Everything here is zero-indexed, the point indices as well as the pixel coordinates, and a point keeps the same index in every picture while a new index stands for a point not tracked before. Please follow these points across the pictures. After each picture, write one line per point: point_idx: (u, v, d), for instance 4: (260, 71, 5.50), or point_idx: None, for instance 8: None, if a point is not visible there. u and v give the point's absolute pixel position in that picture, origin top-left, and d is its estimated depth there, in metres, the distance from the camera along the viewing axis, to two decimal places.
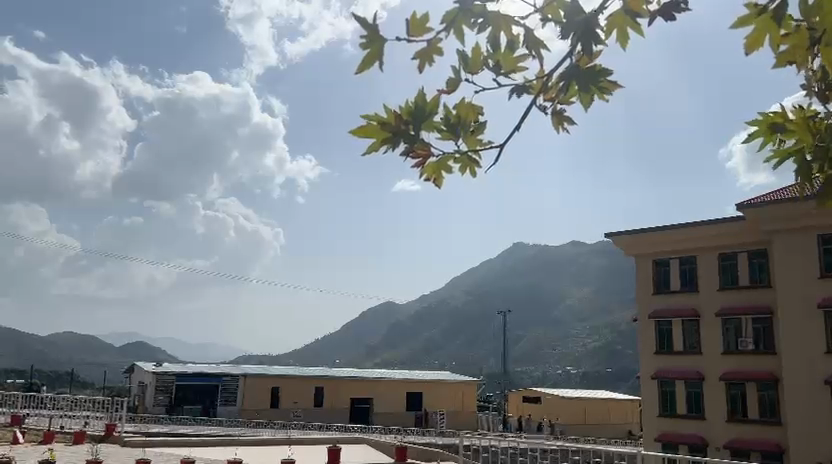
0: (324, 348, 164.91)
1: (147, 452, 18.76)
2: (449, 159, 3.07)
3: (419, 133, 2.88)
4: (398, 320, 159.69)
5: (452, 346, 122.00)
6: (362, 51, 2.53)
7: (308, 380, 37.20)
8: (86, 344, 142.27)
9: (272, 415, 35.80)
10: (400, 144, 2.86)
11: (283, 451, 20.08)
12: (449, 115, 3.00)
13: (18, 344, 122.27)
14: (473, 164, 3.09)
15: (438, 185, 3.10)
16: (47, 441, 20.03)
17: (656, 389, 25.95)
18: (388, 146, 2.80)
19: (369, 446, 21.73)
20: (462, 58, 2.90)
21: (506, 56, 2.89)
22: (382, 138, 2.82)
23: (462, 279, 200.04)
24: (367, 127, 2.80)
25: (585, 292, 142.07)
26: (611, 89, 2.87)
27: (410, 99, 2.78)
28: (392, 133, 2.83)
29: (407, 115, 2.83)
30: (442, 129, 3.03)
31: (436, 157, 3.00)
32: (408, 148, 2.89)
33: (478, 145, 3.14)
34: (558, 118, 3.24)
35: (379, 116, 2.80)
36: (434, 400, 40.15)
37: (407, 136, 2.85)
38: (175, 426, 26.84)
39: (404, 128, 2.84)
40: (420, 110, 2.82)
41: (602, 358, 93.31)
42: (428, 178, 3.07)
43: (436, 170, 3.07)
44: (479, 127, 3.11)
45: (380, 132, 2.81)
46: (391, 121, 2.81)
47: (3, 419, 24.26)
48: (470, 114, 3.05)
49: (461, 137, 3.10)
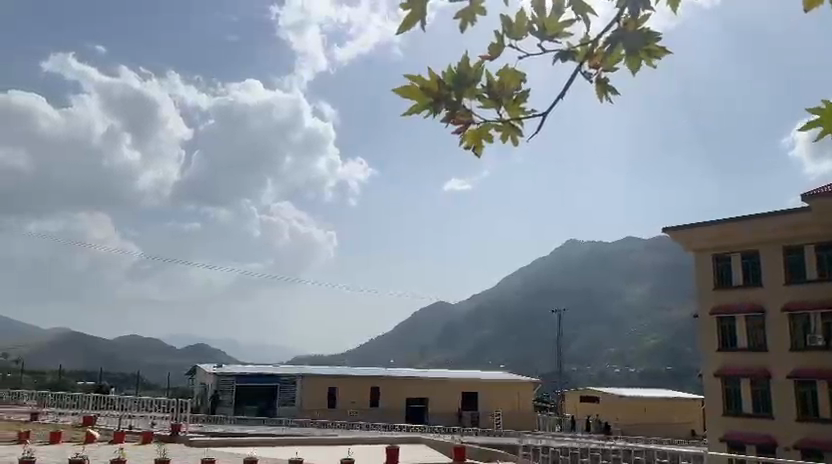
0: (378, 347, 166.26)
1: (211, 452, 19.25)
2: (491, 126, 3.03)
3: (460, 99, 2.86)
4: (451, 320, 159.74)
5: (506, 345, 121.26)
6: (404, 11, 2.48)
7: (364, 380, 37.57)
8: (151, 346, 147.16)
9: (331, 415, 36.36)
10: (439, 110, 2.81)
11: (342, 450, 20.38)
12: (490, 81, 2.93)
13: (87, 348, 127.42)
14: (514, 131, 3.04)
15: (479, 152, 3.07)
16: (117, 440, 20.85)
17: (720, 388, 25.30)
18: (426, 113, 2.73)
19: (427, 445, 21.85)
20: (506, 24, 2.86)
21: (552, 20, 2.84)
22: (422, 105, 2.77)
23: (516, 277, 198.23)
24: (407, 95, 2.70)
25: (642, 287, 139.25)
26: (659, 54, 2.82)
27: (449, 67, 2.72)
28: (431, 101, 2.78)
29: (445, 81, 2.76)
30: (484, 98, 2.99)
31: (478, 123, 2.96)
32: (449, 115, 2.86)
33: (520, 113, 3.06)
34: (601, 87, 3.12)
35: (419, 81, 2.70)
36: (490, 400, 39.98)
37: (445, 102, 2.80)
38: (238, 427, 27.49)
39: (442, 94, 2.79)
40: (462, 74, 2.79)
41: (662, 356, 91.20)
42: (469, 145, 3.03)
43: (478, 136, 3.03)
44: (522, 95, 3.02)
45: (423, 98, 2.77)
46: (432, 88, 2.76)
47: (77, 419, 25.40)
48: (513, 80, 2.97)
49: (501, 105, 3.04)
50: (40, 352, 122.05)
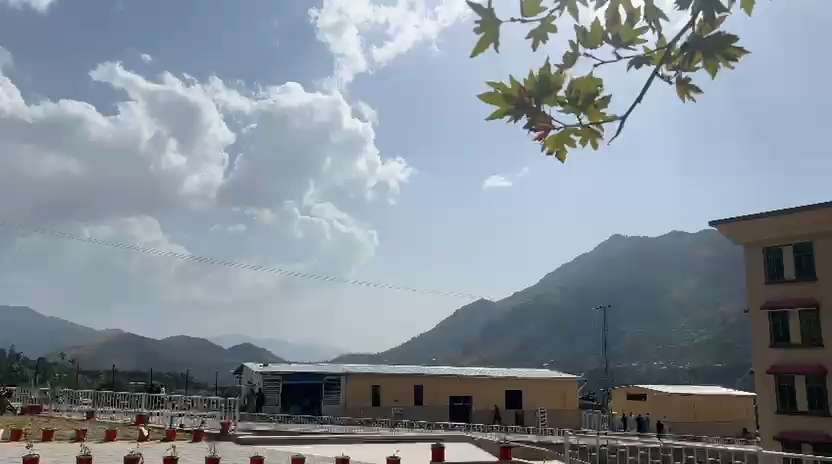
0: (421, 346, 166.41)
1: (260, 449, 19.60)
2: (571, 130, 3.21)
3: (541, 106, 3.02)
4: (494, 317, 158.86)
5: (550, 343, 120.04)
6: (479, 36, 2.73)
7: (408, 379, 37.70)
8: (199, 347, 150.21)
9: (377, 413, 36.64)
10: (522, 117, 3.01)
11: (389, 448, 20.51)
12: (570, 90, 3.10)
13: (138, 348, 130.79)
14: (595, 134, 3.24)
15: (561, 156, 3.26)
16: (170, 438, 21.40)
17: (773, 384, 24.57)
18: (509, 119, 2.95)
19: (474, 444, 21.82)
20: (582, 34, 3.05)
21: (626, 30, 3.01)
22: (506, 109, 2.96)
23: (559, 274, 196.00)
24: (491, 101, 2.92)
25: (689, 283, 136.12)
26: (737, 55, 2.93)
27: (532, 76, 2.94)
28: (513, 109, 2.97)
29: (528, 89, 2.97)
30: (563, 104, 3.14)
31: (559, 128, 3.13)
32: (530, 122, 3.03)
33: (600, 118, 3.23)
34: (682, 86, 3.30)
35: (502, 89, 2.92)
36: (535, 398, 39.68)
37: (529, 109, 2.99)
38: (285, 425, 27.92)
39: (527, 102, 2.98)
40: (542, 82, 2.97)
41: (711, 353, 89.04)
42: (552, 150, 3.23)
43: (558, 140, 3.20)
44: (600, 100, 3.18)
45: (505, 104, 2.95)
46: (513, 96, 2.94)
47: (131, 418, 26.16)
48: (591, 87, 3.13)
49: (582, 110, 3.18)
50: (94, 352, 125.88)
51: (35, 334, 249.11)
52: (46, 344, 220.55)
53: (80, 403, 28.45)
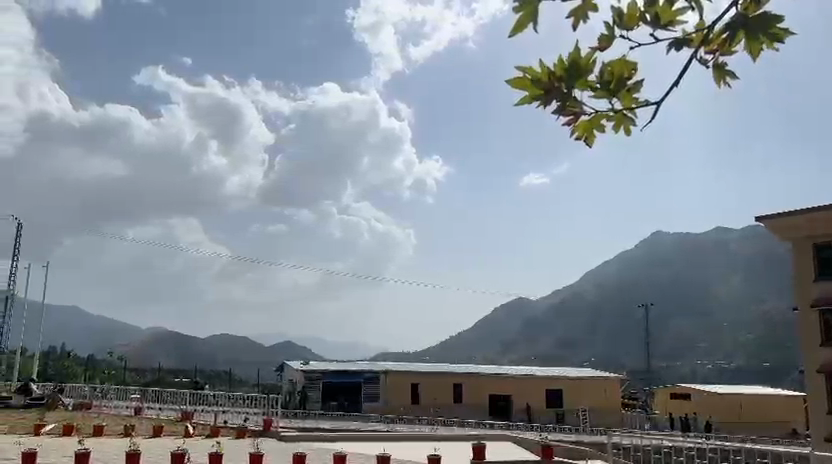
0: (460, 344, 166.22)
1: (302, 447, 19.81)
2: (602, 116, 3.17)
3: (571, 92, 2.96)
4: (533, 315, 157.67)
5: (591, 341, 118.66)
6: (517, 15, 2.71)
7: (447, 377, 37.69)
8: (241, 344, 152.74)
9: (415, 411, 36.71)
10: (550, 102, 2.96)
11: (429, 446, 20.48)
12: (602, 73, 3.03)
13: (183, 346, 133.58)
14: (625, 120, 3.19)
15: (590, 142, 3.22)
16: (214, 434, 21.78)
17: (824, 384, 23.77)
18: (538, 104, 2.91)
19: (514, 443, 21.66)
20: (617, 15, 3.00)
21: (665, 11, 2.94)
22: (535, 95, 2.92)
23: (599, 271, 193.49)
24: (519, 86, 2.89)
25: (734, 279, 133.00)
26: (781, 38, 2.87)
27: (562, 59, 2.87)
28: (542, 93, 2.92)
29: (557, 74, 2.90)
30: (596, 88, 3.07)
31: (589, 114, 3.10)
32: (560, 106, 3.00)
33: (632, 103, 3.18)
34: (718, 72, 3.24)
35: (530, 73, 2.88)
36: (576, 396, 39.29)
37: (559, 94, 2.93)
38: (325, 422, 28.18)
39: (557, 86, 2.92)
40: (573, 67, 2.91)
41: (758, 351, 86.89)
42: (581, 136, 3.18)
43: (589, 126, 3.16)
44: (634, 84, 3.12)
45: (533, 89, 2.91)
46: (542, 80, 2.90)
47: (176, 414, 26.74)
48: (624, 70, 3.06)
49: (614, 94, 3.12)
50: (140, 350, 129.09)
51: (84, 332, 256.74)
52: (94, 342, 227.01)
53: (128, 400, 29.18)
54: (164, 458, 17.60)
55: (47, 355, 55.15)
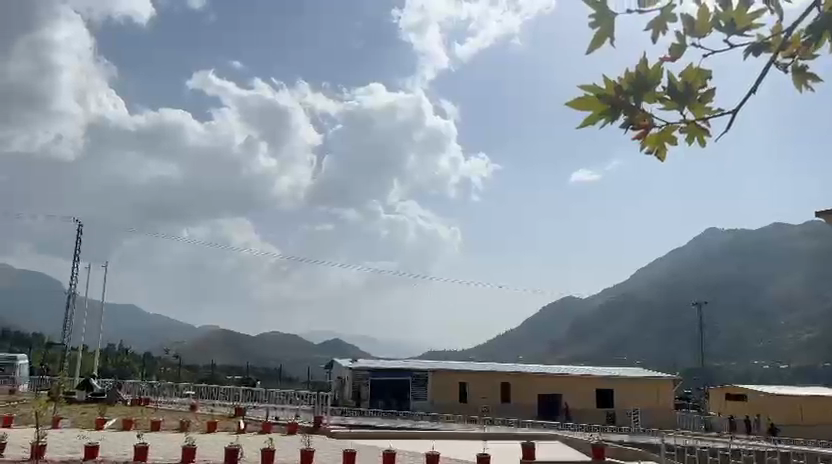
0: (508, 343, 165.12)
1: (353, 443, 20.14)
2: (673, 127, 3.17)
3: (639, 103, 2.99)
4: (582, 314, 155.38)
5: (642, 340, 116.26)
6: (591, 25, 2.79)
7: (495, 376, 37.52)
8: (291, 342, 155.19)
9: (463, 409, 36.69)
10: (618, 117, 2.97)
11: (478, 445, 20.44)
12: (672, 84, 3.04)
13: (234, 343, 136.54)
14: (698, 130, 3.20)
15: (660, 154, 3.22)
16: (266, 430, 22.21)
17: None
18: (606, 121, 2.92)
19: (564, 443, 21.46)
20: (688, 24, 3.03)
21: (739, 15, 2.97)
22: (602, 110, 2.94)
23: (650, 268, 189.23)
24: (586, 102, 2.91)
25: (793, 277, 128.25)
26: None
27: (630, 71, 2.89)
28: (610, 109, 2.94)
29: (626, 86, 2.93)
30: (667, 99, 3.08)
31: (658, 127, 3.10)
32: (628, 120, 3.02)
33: (704, 111, 3.17)
34: (796, 75, 3.25)
35: (598, 90, 2.90)
36: (628, 397, 38.57)
37: (626, 108, 2.96)
38: (374, 420, 28.44)
39: (623, 100, 2.94)
40: (641, 79, 2.94)
41: (819, 351, 83.66)
42: (650, 148, 3.19)
43: (659, 138, 3.16)
44: (706, 92, 3.10)
45: (601, 101, 2.91)
46: (610, 93, 2.91)
47: (230, 410, 27.39)
48: (697, 78, 3.05)
49: (685, 104, 3.12)
50: (194, 349, 132.77)
51: (141, 330, 265.39)
52: (151, 340, 234.42)
53: (184, 396, 30.03)
54: (219, 453, 18.07)
55: (107, 352, 57.23)
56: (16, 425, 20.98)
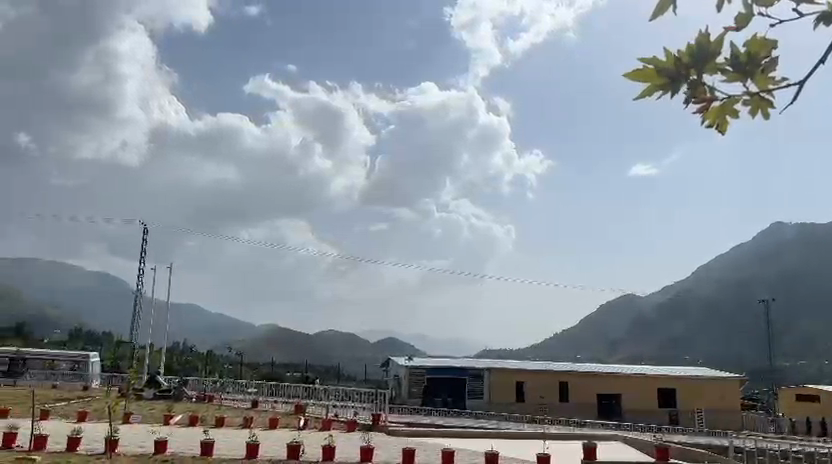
0: (565, 342, 162.88)
1: (412, 441, 20.26)
2: (735, 101, 3.01)
3: (701, 76, 2.84)
4: (642, 312, 151.90)
5: (705, 338, 112.94)
6: None
7: (553, 374, 37.07)
8: (348, 340, 157.07)
9: (521, 409, 36.40)
10: (677, 90, 2.83)
11: (537, 444, 20.31)
12: (735, 56, 2.89)
13: (293, 342, 139.01)
14: (762, 104, 3.03)
15: (722, 129, 3.06)
16: (325, 427, 22.54)
17: None
18: (664, 92, 2.79)
19: (626, 443, 21.12)
20: None
21: None
22: (660, 84, 2.80)
23: (713, 265, 183.56)
24: (644, 74, 2.79)
25: None
26: None
27: (690, 43, 2.77)
28: (669, 82, 2.81)
29: (686, 58, 2.79)
30: (729, 73, 2.93)
31: (720, 101, 2.95)
32: (690, 94, 2.87)
33: (769, 84, 3.01)
34: None
35: (655, 61, 2.78)
36: (691, 397, 37.53)
37: (687, 80, 2.82)
38: (431, 418, 28.50)
39: (684, 73, 2.81)
40: (704, 51, 2.80)
41: None
42: (711, 123, 3.04)
43: (721, 113, 3.02)
44: (771, 66, 2.95)
45: (658, 77, 2.79)
46: (669, 67, 2.79)
47: (290, 407, 27.92)
48: (762, 50, 2.91)
49: (749, 78, 2.97)
50: (255, 348, 136.11)
51: (204, 328, 273.55)
52: (214, 339, 241.48)
53: (247, 393, 30.78)
54: (281, 449, 18.44)
55: (172, 351, 59.12)
56: (90, 420, 21.91)
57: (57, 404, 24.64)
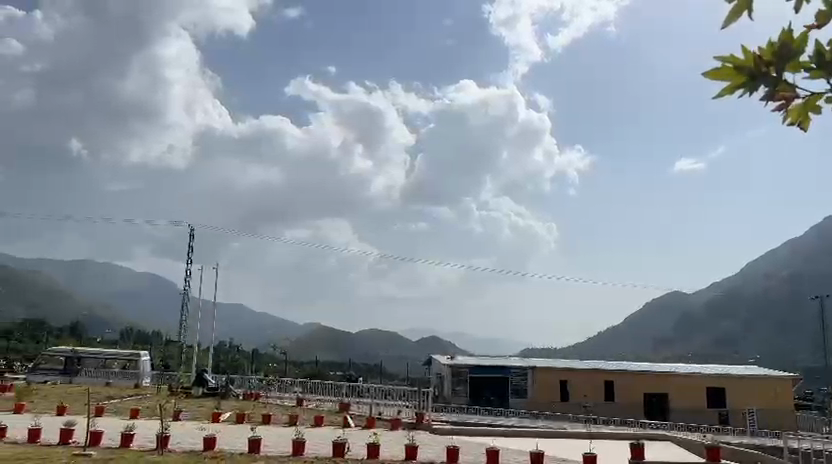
0: (609, 341, 160.52)
1: (457, 440, 20.25)
2: (818, 99, 2.90)
3: (782, 74, 2.73)
4: (689, 310, 148.62)
5: (755, 336, 109.86)
6: None
7: (598, 373, 36.58)
8: (389, 338, 157.81)
9: (566, 408, 36.00)
10: (758, 88, 2.74)
11: (583, 444, 20.08)
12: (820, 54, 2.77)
13: (335, 341, 140.44)
14: None
15: (804, 126, 2.95)
16: (370, 425, 22.69)
17: None
18: (744, 91, 2.70)
19: (675, 444, 20.71)
20: None
21: None
22: (741, 83, 2.72)
23: (763, 261, 178.41)
24: (722, 75, 2.72)
25: None
26: None
27: (772, 42, 2.68)
28: (749, 80, 2.72)
29: (767, 57, 2.71)
30: (813, 69, 2.81)
31: (802, 99, 2.84)
32: (771, 93, 2.76)
33: None
34: None
35: (734, 61, 2.70)
36: (742, 397, 36.55)
37: (767, 79, 2.73)
38: (475, 417, 28.42)
39: (764, 72, 2.73)
40: (788, 48, 2.70)
41: None
42: (793, 121, 2.93)
43: (803, 112, 2.91)
44: None
45: (738, 77, 2.71)
46: (749, 65, 2.71)
47: (335, 405, 28.19)
48: None
49: None
50: (300, 347, 137.84)
51: (250, 327, 278.27)
52: (259, 338, 245.56)
53: (292, 391, 31.21)
54: (326, 447, 18.62)
55: (219, 350, 60.35)
56: (142, 417, 22.51)
57: (111, 402, 25.41)
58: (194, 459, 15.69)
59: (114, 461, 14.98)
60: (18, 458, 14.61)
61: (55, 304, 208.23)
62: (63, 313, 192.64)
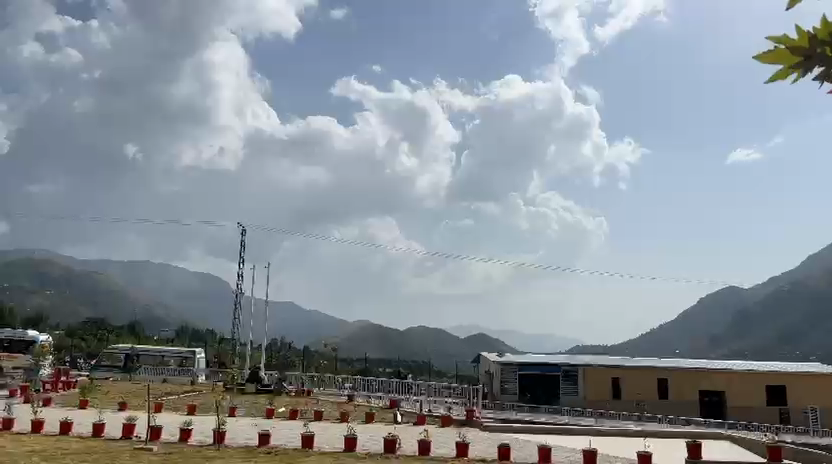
0: (662, 338, 157.10)
1: (507, 437, 20.16)
2: None
3: None
4: (746, 306, 144.09)
5: (816, 333, 105.78)
6: None
7: (651, 371, 35.82)
8: (437, 335, 158.10)
9: (618, 406, 35.41)
10: (811, 70, 2.67)
11: (637, 443, 19.67)
12: None
13: (383, 339, 141.44)
14: None
15: None
16: (420, 422, 22.80)
17: None
18: (796, 74, 2.65)
19: (734, 443, 20.13)
20: None
21: None
22: (793, 65, 2.67)
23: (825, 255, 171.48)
24: (774, 59, 2.67)
25: None
26: None
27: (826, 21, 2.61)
28: (803, 61, 2.66)
29: (821, 37, 2.64)
30: None
31: None
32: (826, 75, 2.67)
33: None
34: None
35: (787, 42, 2.65)
36: (803, 394, 35.30)
37: (822, 60, 2.65)
38: (525, 414, 28.26)
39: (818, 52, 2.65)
40: None
41: None
42: None
43: None
44: None
45: (792, 57, 2.68)
46: (803, 46, 2.65)
47: (385, 402, 28.44)
48: None
49: None
50: (348, 345, 139.26)
51: (299, 326, 282.23)
52: (309, 336, 248.80)
53: (343, 388, 31.62)
54: (378, 443, 18.84)
55: (271, 347, 61.57)
56: (199, 412, 23.17)
57: (169, 398, 26.22)
58: (250, 454, 16.10)
59: (173, 454, 15.49)
60: (84, 451, 15.25)
61: (114, 304, 215.73)
62: (121, 312, 199.14)
